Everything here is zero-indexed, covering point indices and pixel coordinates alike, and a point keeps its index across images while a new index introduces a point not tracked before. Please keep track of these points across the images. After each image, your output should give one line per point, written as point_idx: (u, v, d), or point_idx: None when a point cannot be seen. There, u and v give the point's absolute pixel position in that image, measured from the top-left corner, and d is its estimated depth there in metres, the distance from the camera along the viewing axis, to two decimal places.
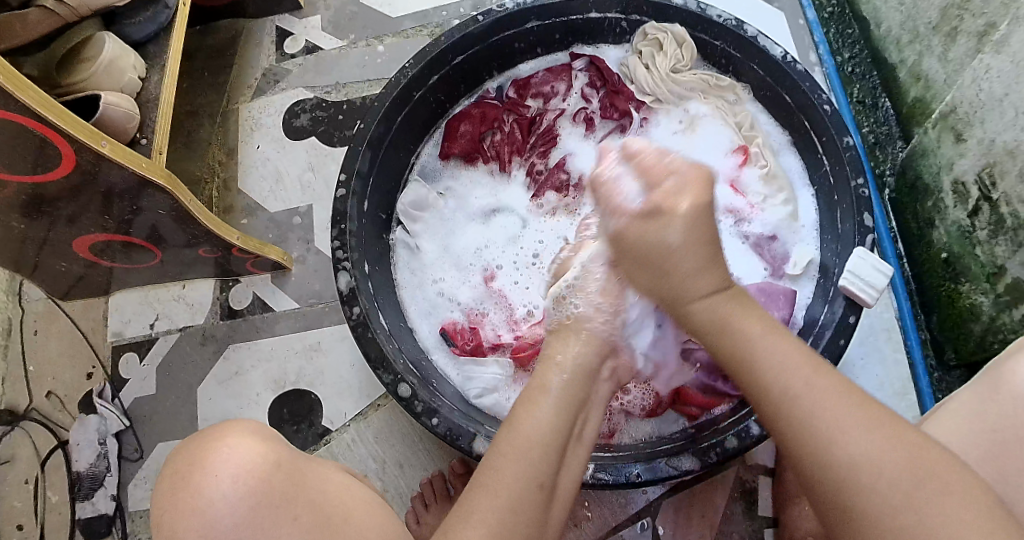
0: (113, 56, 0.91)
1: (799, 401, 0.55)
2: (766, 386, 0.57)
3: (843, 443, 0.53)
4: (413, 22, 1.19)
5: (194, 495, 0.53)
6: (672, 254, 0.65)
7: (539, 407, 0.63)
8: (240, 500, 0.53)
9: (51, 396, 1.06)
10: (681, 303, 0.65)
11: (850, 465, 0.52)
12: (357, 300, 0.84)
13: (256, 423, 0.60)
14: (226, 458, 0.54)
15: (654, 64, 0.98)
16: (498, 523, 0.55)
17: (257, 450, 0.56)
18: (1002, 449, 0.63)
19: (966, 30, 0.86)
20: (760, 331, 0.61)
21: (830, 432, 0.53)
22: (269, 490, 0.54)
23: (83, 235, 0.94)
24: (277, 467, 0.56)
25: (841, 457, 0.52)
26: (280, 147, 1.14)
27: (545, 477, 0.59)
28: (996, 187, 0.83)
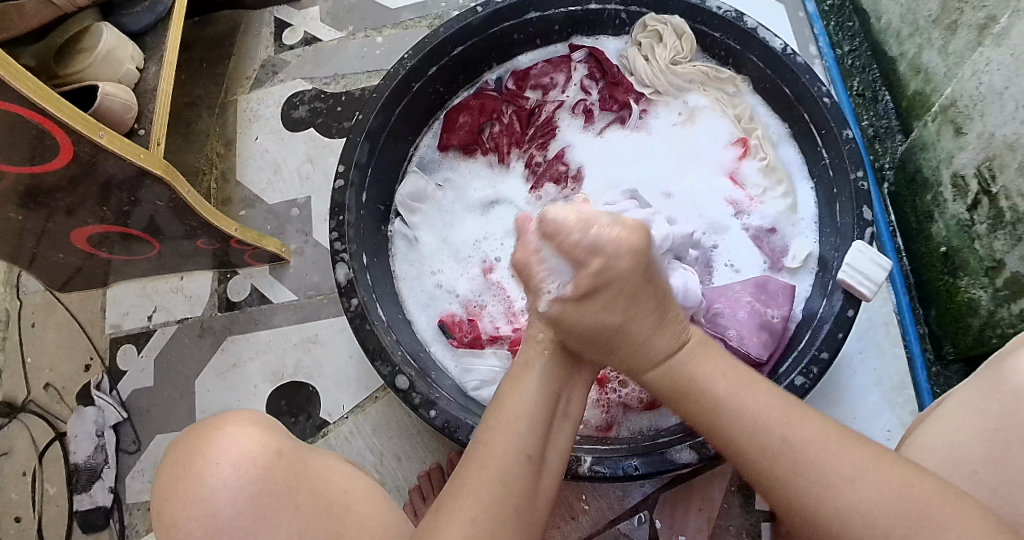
0: (110, 47, 0.91)
1: (786, 455, 0.55)
2: (746, 447, 0.57)
3: (836, 493, 0.53)
4: (412, 14, 1.18)
5: (194, 483, 0.55)
6: (622, 338, 0.61)
7: (524, 386, 0.61)
8: (241, 488, 0.55)
9: (49, 388, 1.06)
10: (641, 372, 0.64)
11: (843, 516, 0.53)
12: (355, 290, 0.84)
13: (259, 412, 0.62)
14: (227, 447, 0.56)
15: (654, 55, 0.98)
16: (489, 494, 0.56)
17: (258, 439, 0.57)
18: (1001, 442, 0.63)
19: (967, 23, 0.86)
20: (726, 389, 0.59)
21: (821, 485, 0.54)
22: (269, 479, 0.56)
23: (81, 226, 0.93)
24: (279, 456, 0.58)
25: (837, 509, 0.53)
26: (278, 138, 1.14)
27: (531, 450, 0.58)
28: (995, 180, 0.83)
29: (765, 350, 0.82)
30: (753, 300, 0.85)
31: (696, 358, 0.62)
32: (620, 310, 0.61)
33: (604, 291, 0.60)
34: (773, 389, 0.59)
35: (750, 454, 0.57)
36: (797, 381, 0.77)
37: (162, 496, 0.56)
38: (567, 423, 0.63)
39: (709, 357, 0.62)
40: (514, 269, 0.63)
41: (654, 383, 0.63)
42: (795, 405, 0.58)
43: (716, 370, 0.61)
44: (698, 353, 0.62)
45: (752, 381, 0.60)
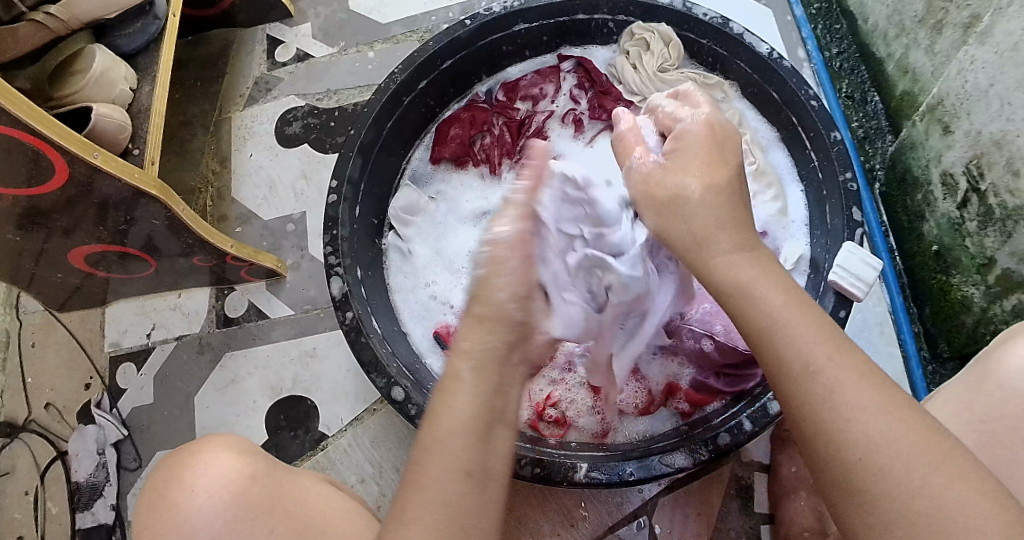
0: (103, 68, 0.92)
1: (820, 377, 0.53)
2: (785, 361, 0.54)
3: (858, 423, 0.51)
4: (402, 28, 1.19)
5: (173, 510, 0.60)
6: (690, 198, 0.61)
7: (453, 396, 0.59)
8: (216, 514, 0.60)
9: (50, 407, 1.07)
10: (705, 260, 0.60)
11: (863, 449, 0.51)
12: (349, 304, 0.84)
13: (240, 438, 0.66)
14: (202, 475, 0.61)
15: (642, 63, 0.98)
16: (441, 515, 0.55)
17: (234, 465, 0.62)
18: (993, 439, 0.63)
19: (951, 22, 0.86)
20: (781, 305, 0.56)
21: (847, 414, 0.51)
22: (245, 502, 0.61)
23: (78, 246, 0.94)
24: (253, 480, 0.62)
25: (854, 439, 0.51)
26: (272, 155, 1.15)
27: (472, 464, 0.57)
28: (983, 177, 0.83)
29: None
30: None
31: (747, 271, 0.58)
32: (700, 193, 0.61)
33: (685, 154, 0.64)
34: (825, 321, 0.56)
35: (788, 368, 0.54)
36: None
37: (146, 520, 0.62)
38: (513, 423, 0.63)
39: (762, 267, 0.59)
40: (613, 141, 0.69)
41: (715, 277, 0.59)
42: (839, 338, 0.55)
43: (772, 289, 0.57)
44: (755, 270, 0.58)
45: (801, 307, 0.56)
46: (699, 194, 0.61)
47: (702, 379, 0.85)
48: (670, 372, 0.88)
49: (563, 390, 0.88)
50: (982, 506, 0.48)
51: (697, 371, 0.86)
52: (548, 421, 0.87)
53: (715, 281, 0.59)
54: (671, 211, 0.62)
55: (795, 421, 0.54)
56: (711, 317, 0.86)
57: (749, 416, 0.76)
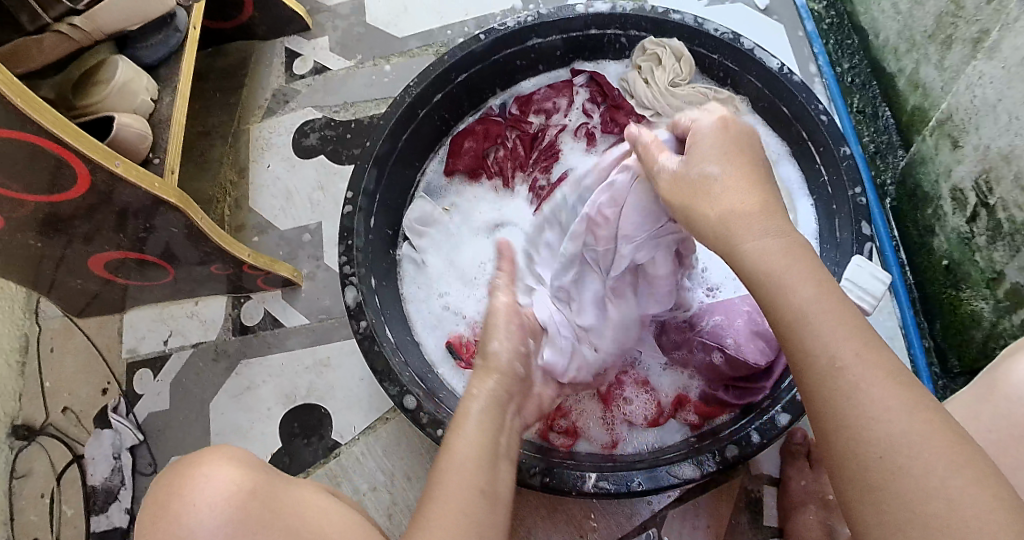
0: (126, 79, 0.94)
1: (844, 374, 0.53)
2: (814, 358, 0.54)
3: (882, 422, 0.51)
4: (418, 42, 1.21)
5: (170, 519, 0.57)
6: (713, 184, 0.63)
7: (463, 429, 0.67)
8: (217, 527, 0.57)
9: (68, 412, 1.08)
10: (734, 246, 0.60)
11: (883, 447, 0.50)
12: (364, 313, 0.85)
13: (240, 451, 0.64)
14: (202, 484, 0.59)
15: (653, 78, 1.00)
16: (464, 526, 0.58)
17: (235, 476, 0.60)
18: (1005, 452, 0.63)
19: (962, 37, 0.87)
20: (810, 299, 0.56)
21: (871, 413, 0.51)
22: (245, 514, 0.58)
23: (98, 252, 0.96)
24: (252, 495, 0.60)
25: (876, 437, 0.51)
26: (289, 166, 1.17)
27: (486, 484, 0.62)
28: (992, 192, 0.84)
29: (764, 356, 0.82)
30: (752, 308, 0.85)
31: (774, 255, 0.58)
32: (723, 180, 0.63)
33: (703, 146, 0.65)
34: (861, 319, 0.56)
35: (814, 365, 0.54)
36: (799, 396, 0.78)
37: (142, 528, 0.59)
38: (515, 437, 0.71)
39: (790, 253, 0.59)
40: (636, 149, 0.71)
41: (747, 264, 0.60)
42: (875, 337, 0.55)
43: (806, 279, 0.57)
44: (788, 260, 0.58)
45: (838, 300, 0.56)
46: (720, 180, 0.63)
47: (711, 392, 0.86)
48: (680, 384, 0.89)
49: (573, 400, 0.88)
50: (997, 517, 0.46)
51: (706, 384, 0.87)
52: (557, 431, 0.87)
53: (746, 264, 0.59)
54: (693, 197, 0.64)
55: (820, 418, 0.54)
56: (722, 330, 0.84)
57: (758, 429, 0.77)
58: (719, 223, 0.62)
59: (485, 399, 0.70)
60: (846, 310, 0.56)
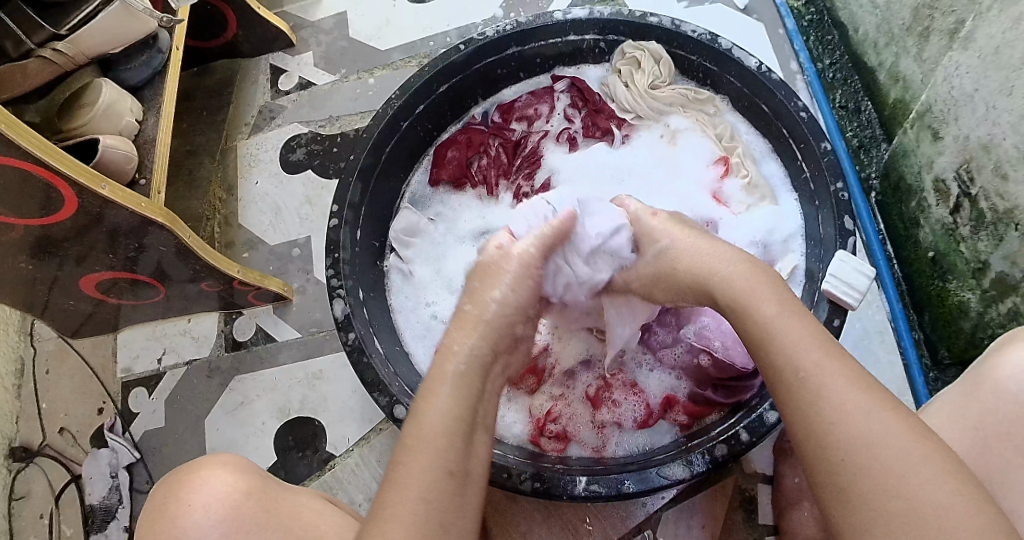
0: (110, 101, 0.95)
1: (809, 383, 0.56)
2: (780, 371, 0.57)
3: (846, 424, 0.53)
4: (401, 54, 1.22)
5: (169, 520, 0.64)
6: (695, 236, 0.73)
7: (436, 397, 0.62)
8: (214, 526, 0.64)
9: (65, 432, 1.09)
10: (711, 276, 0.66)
11: (845, 449, 0.53)
12: (351, 325, 0.86)
13: (238, 457, 0.70)
14: (200, 490, 0.65)
15: (633, 81, 1.00)
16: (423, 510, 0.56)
17: (230, 482, 0.66)
18: (990, 444, 0.64)
19: (938, 29, 0.87)
20: (774, 314, 0.60)
21: (831, 417, 0.54)
22: (238, 516, 0.65)
23: (89, 273, 0.97)
24: (247, 495, 0.66)
25: (839, 439, 0.53)
26: (277, 182, 1.18)
27: (453, 464, 0.58)
28: (974, 182, 0.84)
29: (752, 360, 0.83)
30: None
31: (746, 280, 0.64)
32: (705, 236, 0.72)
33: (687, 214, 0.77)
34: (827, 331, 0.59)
35: (782, 375, 0.58)
36: None
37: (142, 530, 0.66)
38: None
39: (757, 276, 0.64)
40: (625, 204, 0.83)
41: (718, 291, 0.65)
42: None
43: (773, 300, 0.61)
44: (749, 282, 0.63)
45: None
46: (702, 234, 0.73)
47: (699, 392, 0.85)
48: (668, 386, 0.88)
49: (564, 405, 0.89)
50: (957, 512, 0.49)
51: (694, 384, 0.87)
52: (548, 436, 0.87)
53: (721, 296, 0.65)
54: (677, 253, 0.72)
55: (791, 423, 0.56)
56: (708, 334, 0.87)
57: (746, 427, 0.77)
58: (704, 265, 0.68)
59: (467, 359, 0.64)
60: (814, 330, 0.59)
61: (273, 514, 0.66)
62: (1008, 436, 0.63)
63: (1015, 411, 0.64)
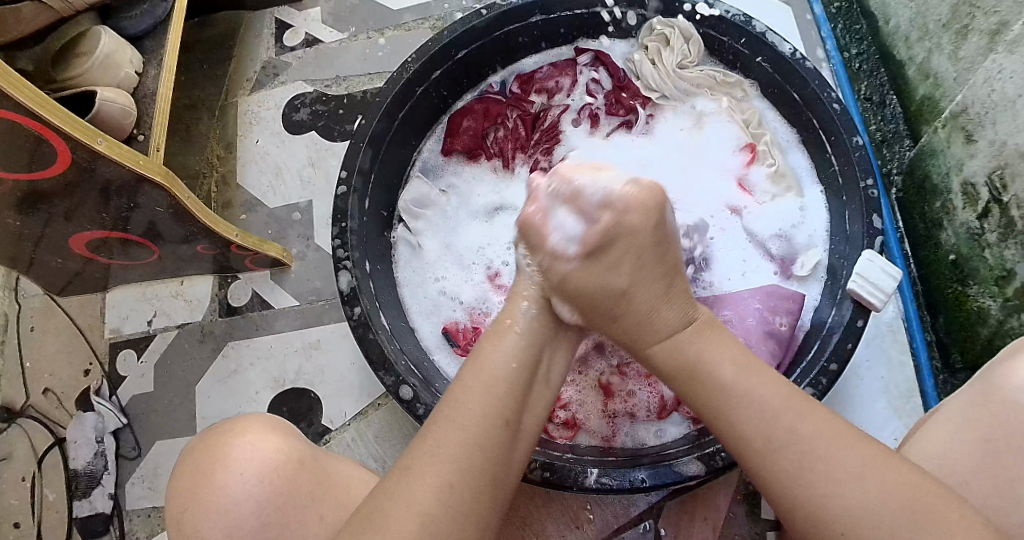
0: (109, 50, 0.90)
1: (787, 450, 0.57)
2: (752, 433, 0.58)
3: (839, 487, 0.55)
4: (415, 14, 1.17)
5: (217, 490, 0.63)
6: (618, 297, 0.65)
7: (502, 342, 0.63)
8: (262, 496, 0.63)
9: (49, 393, 1.05)
10: (643, 345, 0.65)
11: (841, 521, 0.54)
12: (358, 299, 0.83)
13: (277, 421, 0.69)
14: (248, 457, 0.63)
15: (661, 59, 0.97)
16: (465, 456, 0.56)
17: (280, 449, 0.65)
18: (997, 459, 0.63)
19: (978, 29, 0.85)
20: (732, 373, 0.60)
21: (822, 490, 0.55)
22: (289, 488, 0.64)
23: (79, 231, 0.92)
24: (295, 462, 0.65)
25: (837, 509, 0.54)
26: (279, 141, 1.13)
27: (509, 414, 0.59)
28: (1006, 189, 0.82)
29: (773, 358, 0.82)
30: (763, 307, 0.84)
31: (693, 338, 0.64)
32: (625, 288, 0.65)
33: (610, 247, 0.65)
34: (784, 385, 0.60)
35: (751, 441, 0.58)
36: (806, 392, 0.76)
37: (182, 503, 0.64)
38: (548, 389, 0.65)
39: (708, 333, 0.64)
40: (523, 225, 0.69)
41: (658, 355, 0.65)
42: None
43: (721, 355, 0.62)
44: (708, 345, 0.63)
45: None
46: (626, 292, 0.65)
47: None
48: None
49: (574, 392, 0.86)
50: None
51: None
52: (557, 423, 0.85)
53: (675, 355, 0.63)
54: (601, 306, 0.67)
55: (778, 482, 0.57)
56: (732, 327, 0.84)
57: None
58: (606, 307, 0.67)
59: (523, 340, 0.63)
60: (776, 390, 0.59)
61: (323, 485, 0.66)
62: (1017, 445, 0.63)
63: (1016, 424, 0.63)
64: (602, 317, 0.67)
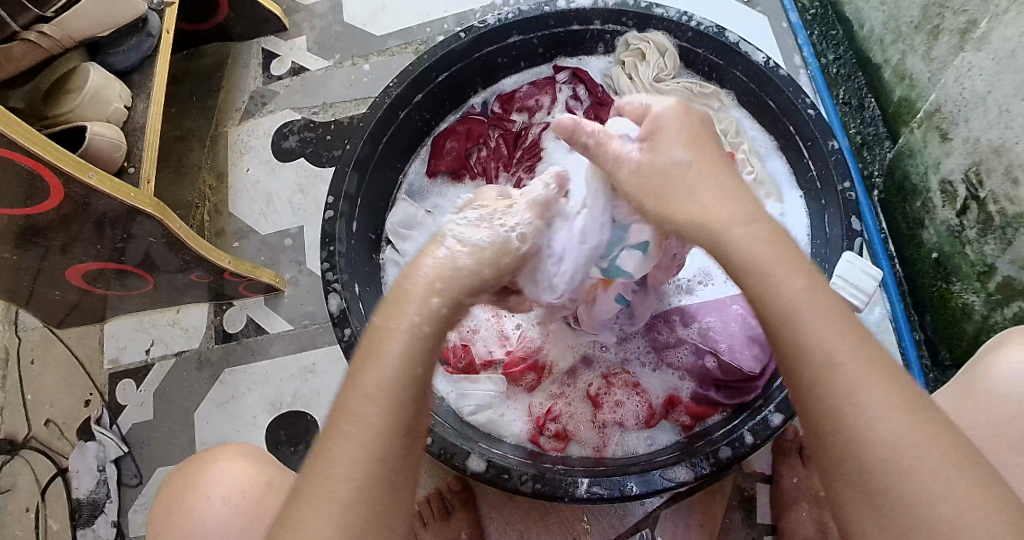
0: (98, 86, 0.92)
1: (842, 373, 0.54)
2: (820, 368, 0.54)
3: (882, 441, 0.52)
4: (398, 40, 1.19)
5: (189, 512, 0.67)
6: (682, 169, 0.65)
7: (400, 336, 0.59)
8: (228, 517, 0.66)
9: (51, 424, 1.06)
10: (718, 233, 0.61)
11: (884, 449, 0.52)
12: (348, 321, 0.84)
13: (254, 448, 0.73)
14: (217, 480, 0.68)
15: (637, 74, 0.99)
16: (364, 474, 0.55)
17: (244, 473, 0.69)
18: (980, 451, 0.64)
19: (948, 28, 0.86)
20: (802, 290, 0.57)
21: (871, 413, 0.52)
22: (254, 510, 0.67)
23: (75, 264, 0.94)
24: (261, 485, 0.68)
25: (880, 464, 0.52)
26: (269, 169, 1.15)
27: (413, 423, 0.58)
28: (982, 185, 0.83)
29: (758, 364, 0.83)
30: (743, 310, 0.87)
31: (763, 247, 0.59)
32: (692, 161, 0.65)
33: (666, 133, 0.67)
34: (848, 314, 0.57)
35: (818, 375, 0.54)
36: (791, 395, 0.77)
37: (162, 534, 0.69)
38: None
39: (777, 247, 0.60)
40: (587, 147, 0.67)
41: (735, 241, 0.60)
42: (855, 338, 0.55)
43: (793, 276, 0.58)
44: (773, 251, 0.59)
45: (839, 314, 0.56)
46: (687, 165, 0.65)
47: (702, 392, 0.85)
48: (670, 385, 0.87)
49: (564, 404, 0.88)
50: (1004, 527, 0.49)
51: (697, 384, 0.86)
52: (548, 435, 0.86)
53: (734, 257, 0.60)
54: (663, 181, 0.65)
55: (820, 428, 0.54)
56: (716, 334, 0.86)
57: (750, 429, 0.76)
58: (664, 209, 0.64)
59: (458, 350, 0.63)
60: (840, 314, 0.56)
61: None
62: (1000, 437, 0.63)
63: (997, 416, 0.64)
64: (657, 194, 0.65)
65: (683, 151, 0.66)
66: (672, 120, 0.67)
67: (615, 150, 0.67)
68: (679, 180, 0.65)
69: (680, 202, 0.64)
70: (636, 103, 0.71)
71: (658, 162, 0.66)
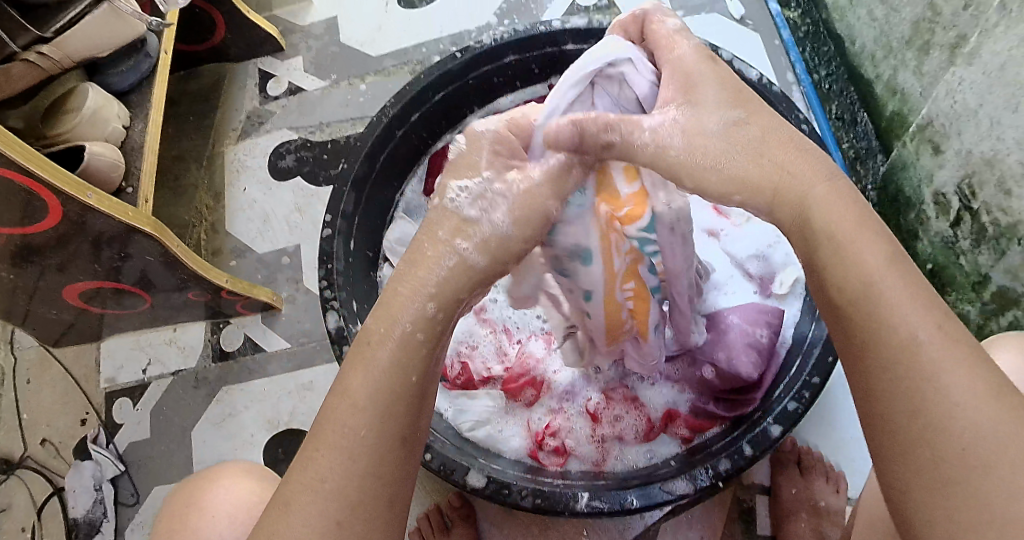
0: (96, 107, 0.93)
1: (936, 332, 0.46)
2: (886, 327, 0.48)
3: (970, 414, 0.44)
4: (393, 60, 1.20)
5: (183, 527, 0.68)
6: (728, 130, 0.56)
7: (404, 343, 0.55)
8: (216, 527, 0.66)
9: (46, 444, 1.06)
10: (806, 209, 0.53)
11: (980, 418, 0.44)
12: (345, 340, 0.84)
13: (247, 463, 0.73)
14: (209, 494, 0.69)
15: None
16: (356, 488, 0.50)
17: (251, 487, 0.69)
18: None
19: (939, 43, 0.87)
20: (883, 261, 0.49)
21: (957, 391, 0.45)
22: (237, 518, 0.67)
23: (73, 282, 0.94)
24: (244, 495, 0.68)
25: (959, 424, 0.44)
26: (266, 188, 1.15)
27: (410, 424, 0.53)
28: (975, 197, 0.84)
29: (756, 371, 0.82)
30: (740, 319, 0.85)
31: (841, 208, 0.52)
32: (722, 125, 0.56)
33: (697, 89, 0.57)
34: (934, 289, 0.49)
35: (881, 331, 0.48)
36: (789, 406, 0.77)
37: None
38: None
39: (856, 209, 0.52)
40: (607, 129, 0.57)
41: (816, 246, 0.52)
42: None
43: (873, 245, 0.50)
44: (855, 216, 0.52)
45: None
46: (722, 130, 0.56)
47: (700, 405, 0.85)
48: (669, 399, 0.88)
49: (562, 419, 0.88)
50: None
51: (695, 398, 0.86)
52: (547, 450, 0.86)
53: (815, 220, 0.52)
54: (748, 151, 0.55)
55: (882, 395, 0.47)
56: (714, 346, 0.85)
57: (749, 441, 0.76)
58: (727, 176, 0.55)
59: None
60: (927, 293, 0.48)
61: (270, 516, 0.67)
62: None
63: None
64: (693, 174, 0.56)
65: (736, 110, 0.56)
66: (698, 66, 0.58)
67: (647, 133, 0.56)
68: (744, 140, 0.55)
69: (732, 169, 0.55)
70: (662, 28, 0.61)
71: (704, 126, 0.56)
